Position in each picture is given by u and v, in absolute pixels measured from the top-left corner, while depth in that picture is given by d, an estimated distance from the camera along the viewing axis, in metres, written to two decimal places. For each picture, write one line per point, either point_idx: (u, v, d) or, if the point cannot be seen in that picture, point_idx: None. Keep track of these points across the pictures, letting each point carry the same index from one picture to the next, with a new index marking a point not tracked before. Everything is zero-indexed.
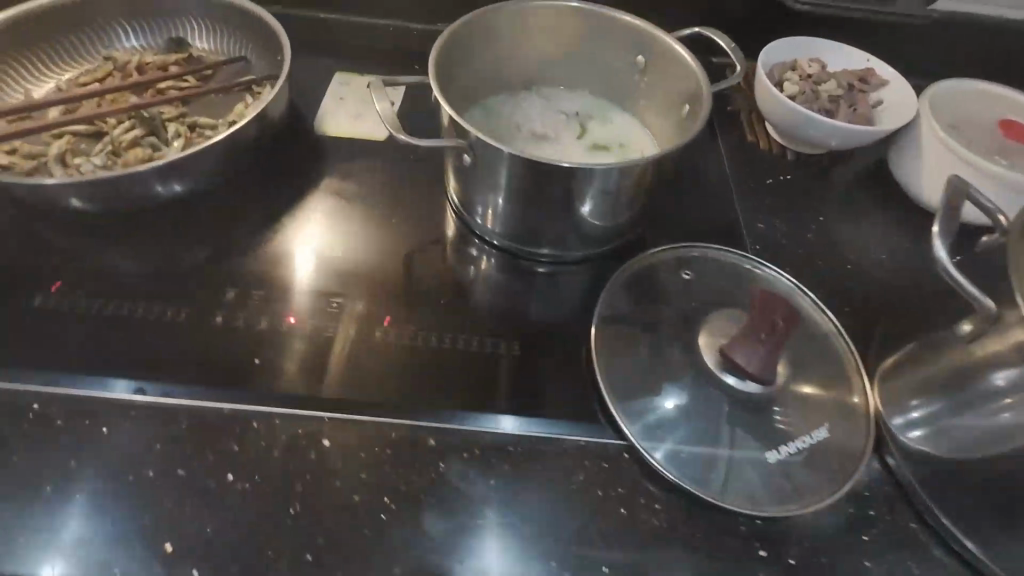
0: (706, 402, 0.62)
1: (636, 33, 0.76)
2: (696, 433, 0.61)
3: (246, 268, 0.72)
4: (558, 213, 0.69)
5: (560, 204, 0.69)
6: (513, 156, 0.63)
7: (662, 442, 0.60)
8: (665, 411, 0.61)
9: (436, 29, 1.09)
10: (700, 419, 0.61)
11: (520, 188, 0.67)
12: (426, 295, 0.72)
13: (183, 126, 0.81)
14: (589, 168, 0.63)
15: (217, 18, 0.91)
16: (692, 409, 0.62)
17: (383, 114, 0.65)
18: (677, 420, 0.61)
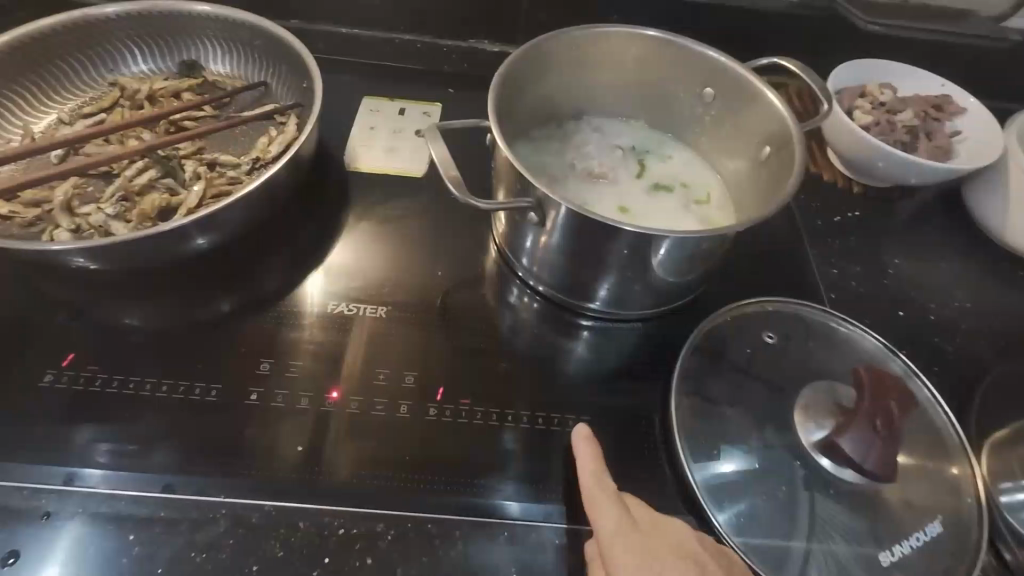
0: (802, 491, 0.56)
1: (708, 65, 0.69)
2: (796, 528, 0.54)
3: (281, 332, 0.66)
4: (630, 274, 0.62)
5: (634, 268, 0.61)
6: (590, 220, 0.55)
7: (758, 539, 0.54)
8: (726, 477, 0.57)
9: (467, 44, 1.01)
10: (799, 511, 0.55)
11: (590, 250, 0.60)
12: (481, 361, 0.66)
13: (202, 165, 0.74)
14: (679, 236, 0.55)
15: (233, 40, 0.83)
16: (788, 499, 0.56)
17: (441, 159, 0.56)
18: (774, 512, 0.55)
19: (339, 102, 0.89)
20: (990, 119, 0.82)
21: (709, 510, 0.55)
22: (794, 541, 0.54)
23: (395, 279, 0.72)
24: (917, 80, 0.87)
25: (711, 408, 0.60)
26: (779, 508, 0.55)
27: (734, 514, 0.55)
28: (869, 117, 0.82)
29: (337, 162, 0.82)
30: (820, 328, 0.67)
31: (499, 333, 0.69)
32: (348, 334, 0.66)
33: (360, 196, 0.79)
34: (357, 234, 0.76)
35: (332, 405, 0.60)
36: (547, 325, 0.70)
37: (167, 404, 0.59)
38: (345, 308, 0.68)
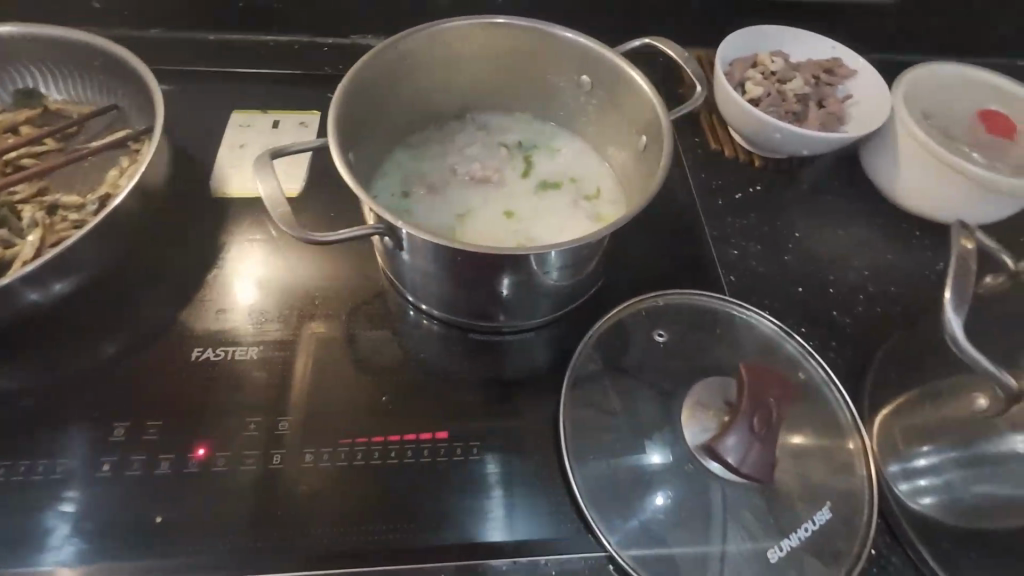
0: (695, 496, 0.55)
1: (579, 53, 0.65)
2: (686, 535, 0.54)
3: (143, 386, 0.61)
4: (509, 286, 0.59)
5: (512, 280, 0.58)
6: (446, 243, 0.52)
7: (646, 548, 0.53)
8: (649, 470, 0.56)
9: (349, 41, 0.94)
10: (689, 516, 0.55)
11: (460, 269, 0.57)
12: (365, 393, 0.62)
13: (42, 210, 0.66)
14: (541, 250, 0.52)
15: (70, 62, 0.75)
16: (678, 504, 0.55)
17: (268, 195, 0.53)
18: (662, 519, 0.55)
19: (207, 119, 0.82)
20: (879, 81, 0.80)
21: (598, 526, 0.54)
22: (684, 548, 0.53)
23: (270, 312, 0.66)
24: (808, 45, 0.85)
25: (603, 418, 0.59)
26: (670, 515, 0.55)
27: (624, 527, 0.54)
28: (759, 90, 0.79)
29: (205, 187, 0.76)
30: (714, 319, 0.66)
31: (385, 359, 0.65)
32: (218, 381, 0.61)
33: (232, 222, 0.73)
34: (228, 267, 0.70)
35: (197, 464, 0.56)
36: (438, 345, 0.67)
37: (14, 484, 0.54)
38: (212, 353, 0.63)
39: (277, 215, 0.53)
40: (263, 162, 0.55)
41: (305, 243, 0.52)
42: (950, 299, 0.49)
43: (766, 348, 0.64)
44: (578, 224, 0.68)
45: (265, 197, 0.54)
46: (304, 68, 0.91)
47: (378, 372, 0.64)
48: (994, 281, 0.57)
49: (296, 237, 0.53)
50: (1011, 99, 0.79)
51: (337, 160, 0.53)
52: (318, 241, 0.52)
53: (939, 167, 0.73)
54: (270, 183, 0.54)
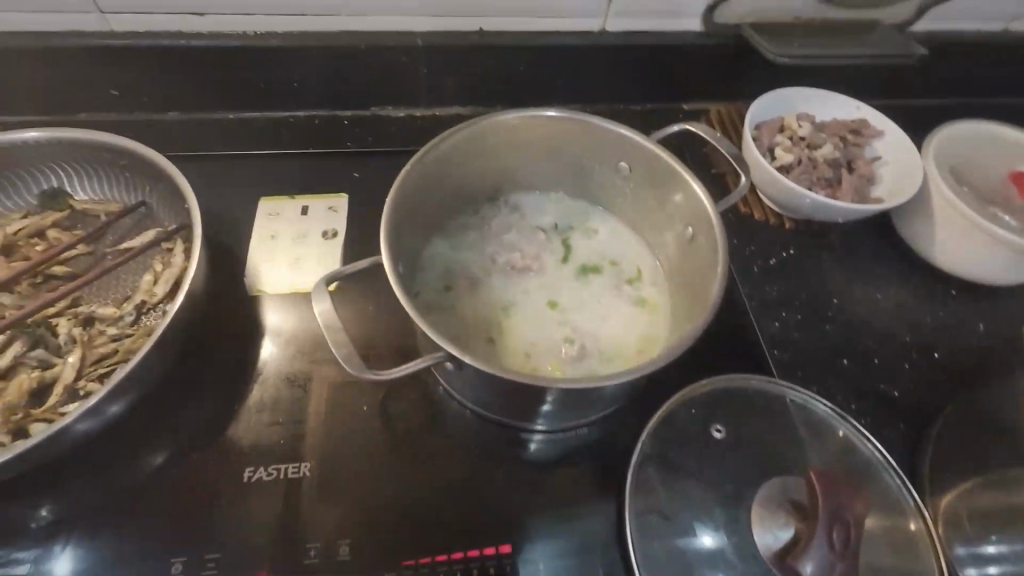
0: None
1: (617, 142, 0.65)
2: None
3: (195, 514, 0.59)
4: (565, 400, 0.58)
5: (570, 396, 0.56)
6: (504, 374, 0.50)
7: None
8: (701, 558, 0.56)
9: (370, 112, 0.93)
10: None
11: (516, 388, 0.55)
12: (422, 506, 0.61)
13: (77, 323, 0.65)
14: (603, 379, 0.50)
15: (97, 162, 0.74)
16: None
17: (326, 325, 0.53)
18: None
19: (234, 209, 0.81)
20: (907, 141, 0.80)
21: None
22: None
23: (316, 421, 0.65)
24: (832, 105, 0.85)
25: (668, 526, 0.57)
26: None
27: None
28: (789, 157, 0.79)
29: (238, 284, 0.74)
30: (766, 406, 0.65)
31: (439, 466, 0.63)
32: (271, 505, 0.60)
33: (268, 320, 0.72)
34: (269, 371, 0.68)
35: None
36: (488, 446, 0.65)
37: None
38: (262, 473, 0.61)
39: (335, 348, 0.52)
40: (320, 286, 0.54)
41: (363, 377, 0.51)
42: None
43: (821, 436, 0.64)
44: (625, 311, 0.67)
45: (324, 325, 0.53)
46: (326, 144, 0.89)
47: (432, 482, 0.62)
48: None
49: (356, 371, 0.52)
50: None
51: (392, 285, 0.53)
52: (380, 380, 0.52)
53: (974, 230, 0.73)
54: (326, 308, 0.54)
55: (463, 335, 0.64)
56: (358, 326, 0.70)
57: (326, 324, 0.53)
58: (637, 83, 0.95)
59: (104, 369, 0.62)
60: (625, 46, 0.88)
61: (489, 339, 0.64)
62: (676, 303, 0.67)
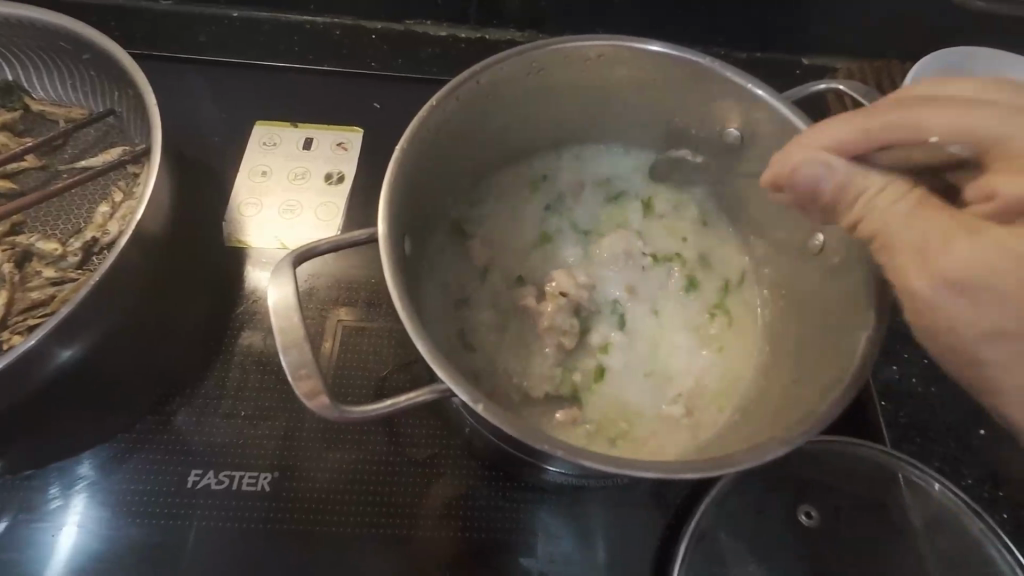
0: None
1: (735, 100, 0.50)
2: None
3: (124, 519, 0.48)
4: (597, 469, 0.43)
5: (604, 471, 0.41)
6: (527, 436, 0.37)
7: None
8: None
9: (402, 27, 0.73)
10: None
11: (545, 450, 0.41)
12: (408, 547, 0.48)
13: (12, 257, 0.52)
14: (662, 470, 0.36)
15: (55, 53, 0.59)
16: None
17: (278, 312, 0.40)
18: None
19: (223, 134, 0.65)
20: None
21: None
22: None
23: (289, 417, 0.52)
24: None
25: None
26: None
27: None
28: None
29: (216, 226, 0.60)
30: (870, 482, 0.49)
31: (434, 500, 0.50)
32: (218, 524, 0.48)
33: (246, 277, 0.58)
34: (239, 344, 0.55)
35: None
36: (494, 480, 0.51)
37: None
38: (212, 479, 0.49)
39: (285, 348, 0.39)
40: (284, 264, 0.41)
41: (319, 403, 0.39)
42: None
43: (937, 537, 0.47)
44: (700, 334, 0.54)
45: (275, 310, 0.40)
46: (344, 63, 0.70)
47: (421, 519, 0.49)
48: None
49: (312, 391, 0.39)
50: None
51: (385, 274, 0.39)
52: (354, 418, 0.39)
53: None
54: (282, 290, 0.40)
55: (489, 329, 0.52)
56: (358, 298, 0.57)
57: (281, 314, 0.40)
58: (753, 24, 0.70)
59: (33, 318, 0.49)
60: None
61: (517, 344, 0.52)
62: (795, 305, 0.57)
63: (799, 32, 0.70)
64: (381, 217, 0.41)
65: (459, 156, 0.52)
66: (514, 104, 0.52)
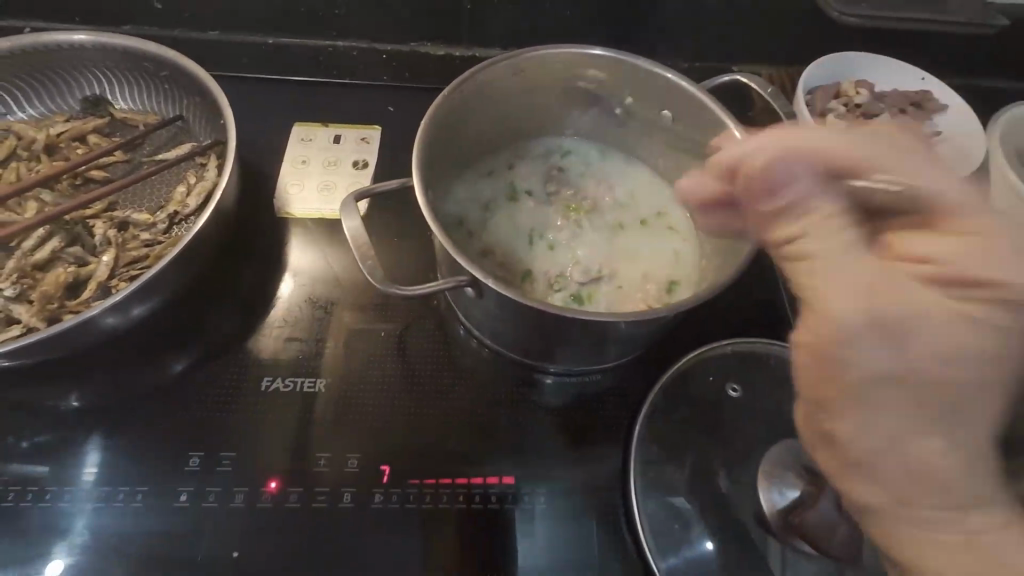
0: (751, 541, 0.55)
1: (662, 89, 0.63)
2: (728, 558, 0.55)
3: (210, 418, 0.61)
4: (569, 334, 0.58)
5: (583, 337, 0.57)
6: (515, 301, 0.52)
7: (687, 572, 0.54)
8: (722, 526, 0.56)
9: (409, 48, 0.89)
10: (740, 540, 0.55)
11: (525, 316, 0.56)
12: (434, 431, 0.62)
13: (112, 226, 0.67)
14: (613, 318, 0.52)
15: (138, 71, 0.74)
16: (734, 539, 0.55)
17: (353, 236, 0.55)
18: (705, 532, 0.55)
19: (268, 133, 0.81)
20: (972, 119, 0.75)
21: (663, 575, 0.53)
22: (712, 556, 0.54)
23: (335, 341, 0.66)
24: (896, 75, 0.80)
25: (668, 472, 0.58)
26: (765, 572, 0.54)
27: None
28: (841, 125, 0.75)
29: (268, 204, 0.75)
30: (782, 368, 0.64)
31: (452, 394, 0.64)
32: (285, 418, 0.61)
33: (296, 241, 0.73)
34: (292, 289, 0.69)
35: (269, 499, 0.56)
36: (497, 379, 0.66)
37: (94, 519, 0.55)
38: (278, 384, 0.63)
39: (360, 258, 0.54)
40: (349, 204, 0.56)
41: (391, 294, 0.53)
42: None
43: None
44: (649, 272, 0.66)
45: (350, 235, 0.55)
46: (365, 79, 0.88)
47: (443, 408, 0.63)
48: None
49: (381, 285, 0.54)
50: None
51: (417, 197, 0.52)
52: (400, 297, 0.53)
53: None
54: (355, 223, 0.56)
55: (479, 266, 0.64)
56: (385, 256, 0.72)
57: (351, 236, 0.55)
58: None
59: (135, 271, 0.63)
60: None
61: (501, 273, 0.64)
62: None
63: None
64: (415, 171, 0.54)
65: (458, 137, 0.65)
66: (502, 95, 0.65)
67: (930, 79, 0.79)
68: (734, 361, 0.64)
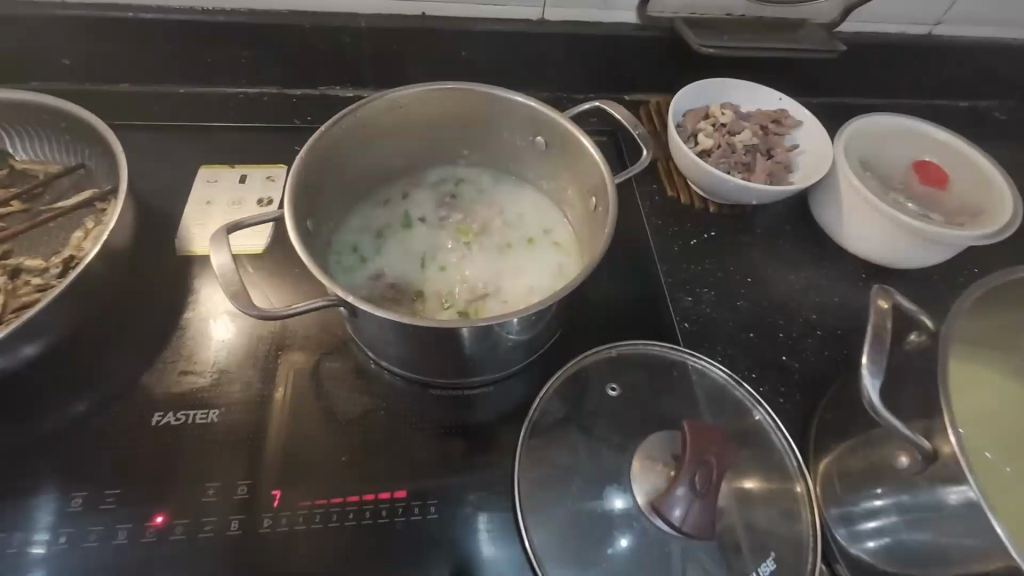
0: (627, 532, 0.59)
1: (531, 117, 0.69)
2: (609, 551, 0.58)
3: (103, 456, 0.62)
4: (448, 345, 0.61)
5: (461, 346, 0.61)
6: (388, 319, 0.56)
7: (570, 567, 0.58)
8: (600, 519, 0.59)
9: (318, 92, 0.96)
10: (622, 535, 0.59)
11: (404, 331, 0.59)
12: (329, 452, 0.63)
13: (4, 273, 0.67)
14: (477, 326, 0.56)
15: (37, 123, 0.76)
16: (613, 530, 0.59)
17: (219, 268, 0.56)
18: (587, 527, 0.59)
19: (173, 176, 0.83)
20: (822, 132, 0.84)
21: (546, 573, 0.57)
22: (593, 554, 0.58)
23: (233, 372, 0.68)
24: (757, 97, 0.89)
25: (552, 472, 0.62)
26: (633, 560, 0.58)
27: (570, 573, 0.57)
28: (709, 142, 0.83)
29: (171, 244, 0.77)
30: (658, 366, 0.69)
31: (348, 415, 0.67)
32: (180, 450, 0.62)
33: (198, 277, 0.75)
34: (193, 324, 0.71)
35: (157, 533, 0.57)
36: (393, 399, 0.68)
37: None
38: (173, 417, 0.64)
39: (227, 291, 0.55)
40: (219, 238, 0.57)
41: (259, 318, 0.54)
42: (867, 364, 0.51)
43: (708, 399, 0.67)
44: (533, 285, 0.71)
45: (217, 268, 0.56)
46: (273, 119, 0.92)
47: (338, 429, 0.65)
48: (917, 339, 0.56)
49: (249, 312, 0.55)
50: (946, 149, 0.83)
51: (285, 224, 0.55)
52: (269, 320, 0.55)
53: (876, 221, 0.77)
54: (224, 258, 0.57)
55: (370, 289, 0.68)
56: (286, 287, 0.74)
57: (219, 268, 0.56)
58: (576, 73, 0.96)
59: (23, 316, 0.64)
60: (564, 34, 0.91)
61: (392, 296, 0.68)
62: (622, 255, 0.81)
63: (611, 76, 0.97)
64: (285, 201, 0.56)
65: (343, 170, 0.69)
66: (383, 130, 0.70)
67: (786, 99, 0.89)
68: (614, 364, 0.69)
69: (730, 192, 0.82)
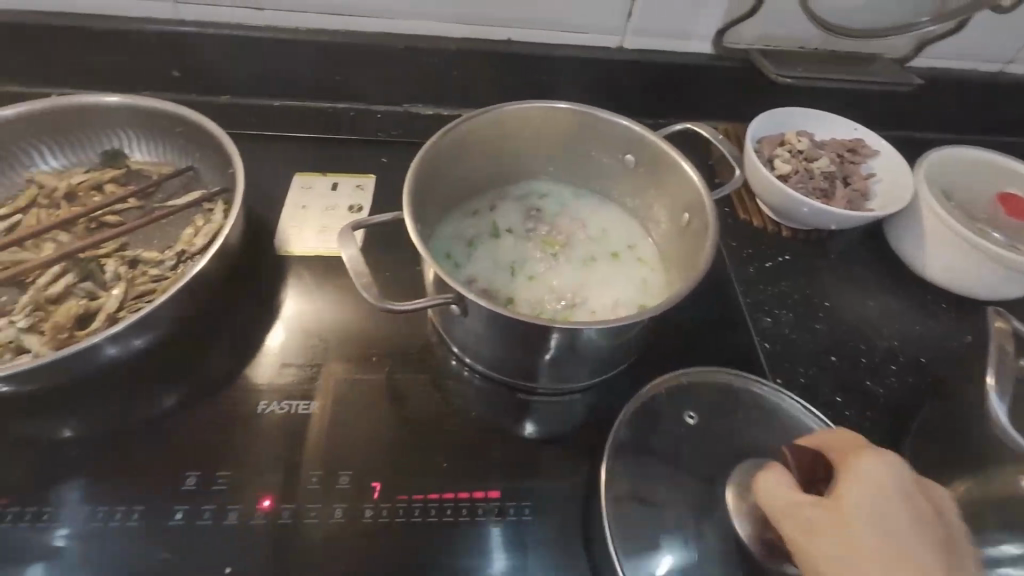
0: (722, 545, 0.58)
1: (625, 136, 0.72)
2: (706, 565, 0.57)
3: (208, 440, 0.64)
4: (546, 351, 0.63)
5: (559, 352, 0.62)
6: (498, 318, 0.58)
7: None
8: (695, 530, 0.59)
9: (401, 109, 1.00)
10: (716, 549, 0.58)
11: (508, 334, 0.61)
12: (421, 450, 0.65)
13: (123, 263, 0.72)
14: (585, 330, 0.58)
15: (156, 127, 0.82)
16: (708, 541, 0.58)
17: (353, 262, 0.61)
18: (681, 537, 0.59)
19: (270, 182, 0.88)
20: (900, 162, 0.85)
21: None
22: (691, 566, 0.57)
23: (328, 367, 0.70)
24: (832, 127, 0.91)
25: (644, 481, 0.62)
26: None
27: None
28: (788, 168, 0.85)
29: (269, 244, 0.81)
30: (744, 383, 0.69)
31: (438, 415, 0.68)
32: (280, 438, 0.64)
33: (294, 276, 0.79)
34: (289, 320, 0.74)
35: (261, 516, 0.59)
36: (480, 402, 0.70)
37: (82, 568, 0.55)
38: (274, 407, 0.67)
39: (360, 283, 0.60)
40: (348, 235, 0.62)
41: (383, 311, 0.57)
42: None
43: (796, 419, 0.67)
44: (619, 298, 0.73)
45: (349, 260, 0.61)
46: (360, 133, 0.97)
47: (429, 428, 0.67)
48: None
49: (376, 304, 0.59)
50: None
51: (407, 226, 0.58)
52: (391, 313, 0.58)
53: (960, 249, 0.77)
54: (354, 253, 0.61)
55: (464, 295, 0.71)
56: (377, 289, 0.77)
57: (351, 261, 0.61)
58: (649, 99, 1.00)
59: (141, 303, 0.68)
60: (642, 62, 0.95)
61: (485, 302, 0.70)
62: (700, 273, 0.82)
63: (683, 103, 1.00)
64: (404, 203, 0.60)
65: (443, 180, 0.73)
66: (482, 144, 0.74)
67: (861, 129, 0.90)
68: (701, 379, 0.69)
69: (809, 216, 0.84)
